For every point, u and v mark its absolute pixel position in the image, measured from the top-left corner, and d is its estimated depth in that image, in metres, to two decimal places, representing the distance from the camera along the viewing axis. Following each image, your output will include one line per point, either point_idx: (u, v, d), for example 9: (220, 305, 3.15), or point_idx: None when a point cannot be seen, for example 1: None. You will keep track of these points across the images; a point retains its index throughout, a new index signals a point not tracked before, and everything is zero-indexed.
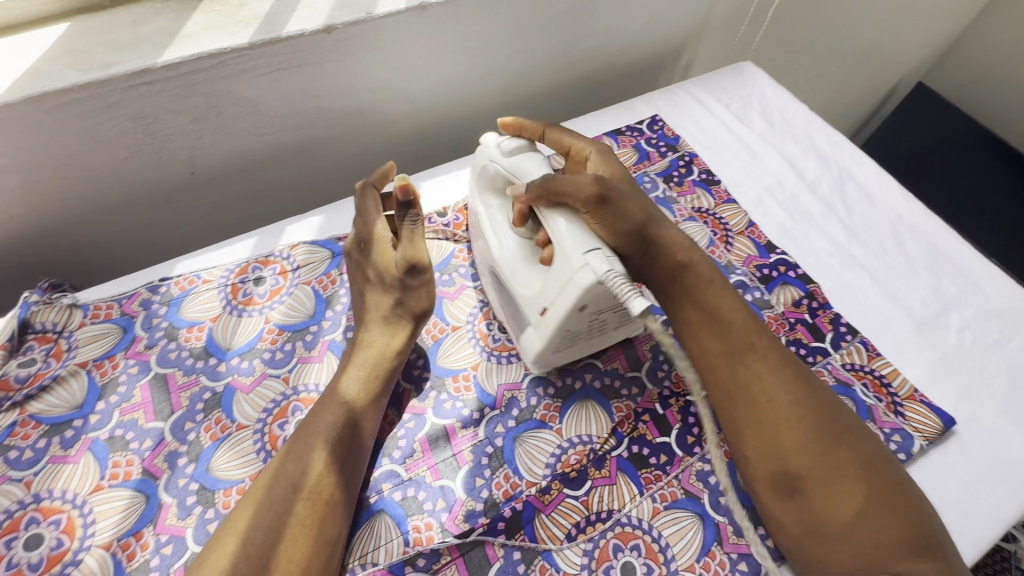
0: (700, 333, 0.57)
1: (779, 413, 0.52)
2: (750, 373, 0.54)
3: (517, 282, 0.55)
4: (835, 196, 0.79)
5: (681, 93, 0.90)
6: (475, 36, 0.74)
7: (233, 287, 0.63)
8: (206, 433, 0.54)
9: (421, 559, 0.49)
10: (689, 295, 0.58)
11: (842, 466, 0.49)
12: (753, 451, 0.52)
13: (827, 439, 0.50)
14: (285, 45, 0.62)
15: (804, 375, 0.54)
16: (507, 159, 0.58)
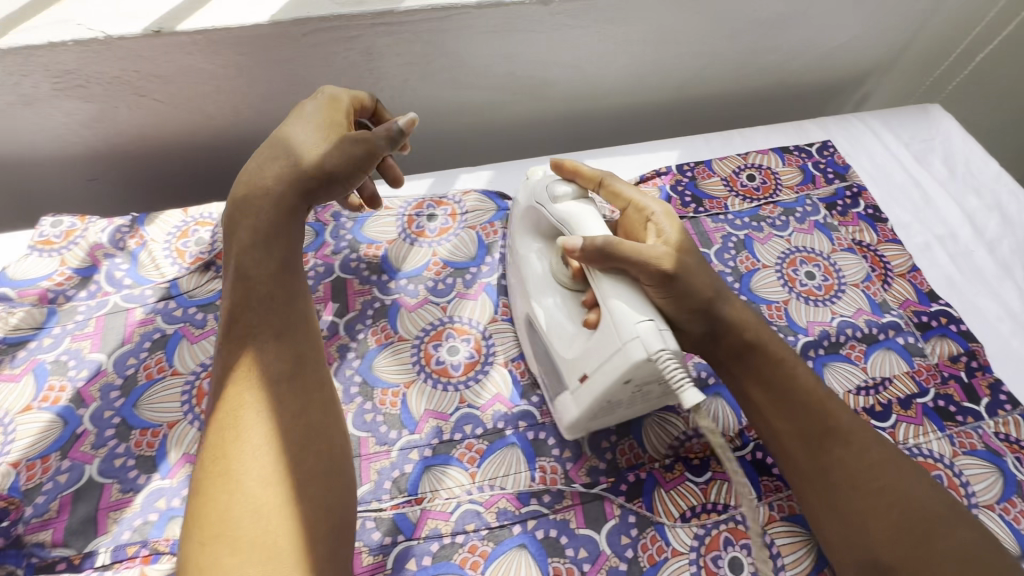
0: (770, 417, 0.52)
1: (854, 505, 0.48)
2: (825, 461, 0.49)
3: (560, 343, 0.53)
4: (1015, 260, 0.74)
5: (859, 123, 0.87)
6: (670, 30, 0.76)
7: (409, 218, 0.70)
8: (373, 336, 0.61)
9: (546, 496, 0.53)
10: (755, 376, 0.52)
11: (940, 557, 0.44)
12: (837, 539, 0.48)
13: (923, 527, 0.45)
14: (505, 10, 0.67)
15: (890, 457, 0.49)
16: (557, 206, 0.54)
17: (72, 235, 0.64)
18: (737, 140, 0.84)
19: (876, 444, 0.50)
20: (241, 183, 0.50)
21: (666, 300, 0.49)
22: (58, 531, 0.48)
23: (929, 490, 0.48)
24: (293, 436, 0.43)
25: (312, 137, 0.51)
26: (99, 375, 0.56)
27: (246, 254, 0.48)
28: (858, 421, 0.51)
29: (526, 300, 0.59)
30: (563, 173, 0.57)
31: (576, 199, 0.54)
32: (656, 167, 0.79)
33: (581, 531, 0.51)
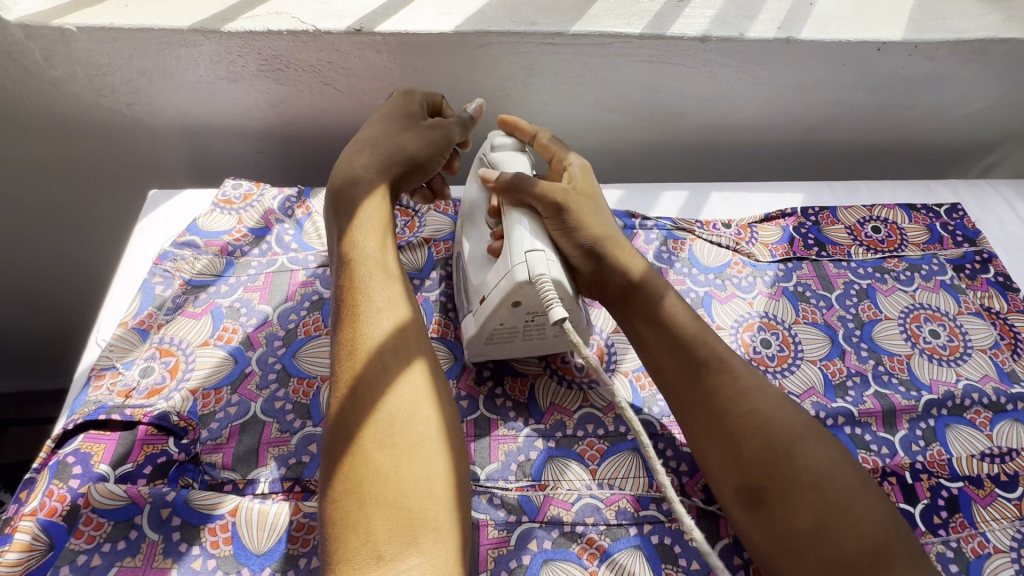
0: (654, 350, 0.54)
1: (720, 434, 0.49)
2: (695, 392, 0.51)
3: (473, 272, 0.59)
4: None
5: (991, 190, 0.86)
6: (812, 78, 0.78)
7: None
8: None
9: (664, 504, 0.55)
10: (642, 310, 0.55)
11: (797, 478, 0.46)
12: (716, 468, 0.50)
13: (796, 451, 0.47)
14: (663, 42, 0.72)
15: (765, 389, 0.51)
16: (491, 156, 0.62)
17: (250, 198, 0.72)
18: (863, 191, 0.84)
19: (747, 376, 0.51)
20: (349, 166, 0.58)
21: (560, 236, 0.55)
22: (227, 457, 0.54)
23: (796, 417, 0.49)
24: (403, 406, 0.44)
25: (392, 131, 0.60)
26: (265, 324, 0.63)
27: (358, 239, 0.52)
28: (729, 351, 0.53)
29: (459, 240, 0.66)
30: (505, 128, 0.65)
31: (512, 149, 0.63)
32: (780, 207, 0.81)
33: (694, 544, 0.53)
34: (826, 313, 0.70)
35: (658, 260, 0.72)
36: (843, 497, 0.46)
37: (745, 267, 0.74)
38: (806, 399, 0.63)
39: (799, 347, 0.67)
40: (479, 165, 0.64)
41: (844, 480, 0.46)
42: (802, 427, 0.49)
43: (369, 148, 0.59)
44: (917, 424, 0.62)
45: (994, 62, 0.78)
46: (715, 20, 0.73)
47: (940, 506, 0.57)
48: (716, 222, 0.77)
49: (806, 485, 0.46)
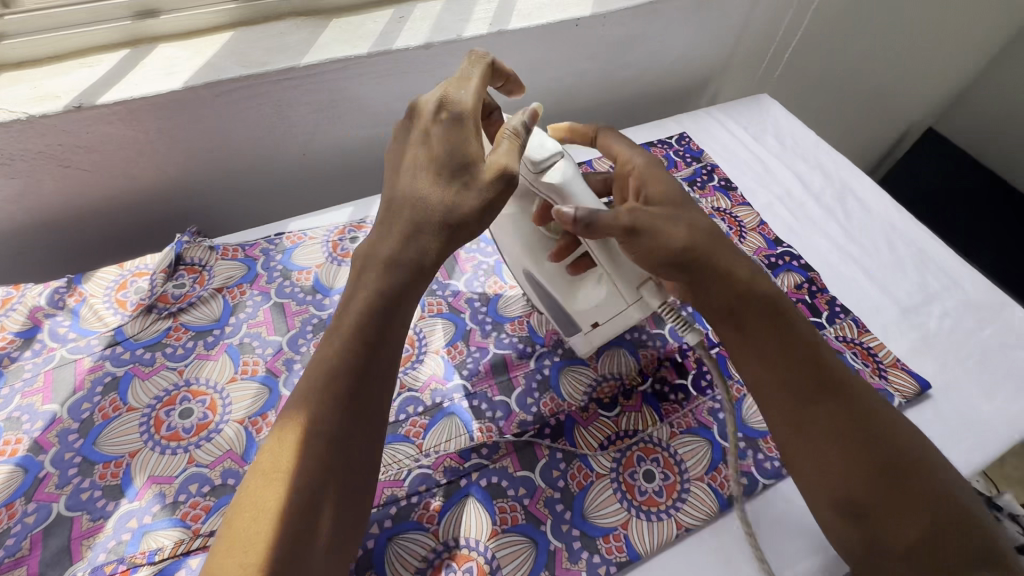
0: (746, 361, 0.57)
1: (780, 386, 0.55)
2: (772, 350, 0.56)
3: (563, 295, 0.63)
4: (836, 205, 0.92)
5: (707, 116, 1.06)
6: (536, 58, 0.92)
7: (334, 243, 0.79)
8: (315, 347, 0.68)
9: (484, 450, 0.61)
10: (732, 326, 0.58)
11: (910, 493, 0.50)
12: (812, 478, 0.54)
13: (862, 420, 0.54)
14: (393, 56, 0.79)
15: (871, 411, 0.54)
16: (544, 180, 0.54)
17: (10, 302, 0.68)
18: None
19: (862, 394, 0.55)
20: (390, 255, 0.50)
21: (669, 275, 0.56)
22: (33, 567, 0.51)
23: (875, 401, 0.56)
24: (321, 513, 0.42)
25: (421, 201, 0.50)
26: (55, 423, 0.60)
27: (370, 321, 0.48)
28: (813, 357, 0.56)
29: (518, 255, 0.67)
30: (558, 135, 0.72)
31: (557, 162, 0.55)
32: None
33: (518, 473, 0.60)
34: None
35: None
36: (899, 461, 0.51)
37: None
38: None
39: None
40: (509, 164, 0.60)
41: (898, 459, 0.52)
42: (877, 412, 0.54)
43: (397, 217, 0.50)
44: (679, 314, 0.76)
45: (670, 17, 0.97)
46: (434, 27, 0.83)
47: (705, 371, 0.70)
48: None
49: (928, 502, 0.49)
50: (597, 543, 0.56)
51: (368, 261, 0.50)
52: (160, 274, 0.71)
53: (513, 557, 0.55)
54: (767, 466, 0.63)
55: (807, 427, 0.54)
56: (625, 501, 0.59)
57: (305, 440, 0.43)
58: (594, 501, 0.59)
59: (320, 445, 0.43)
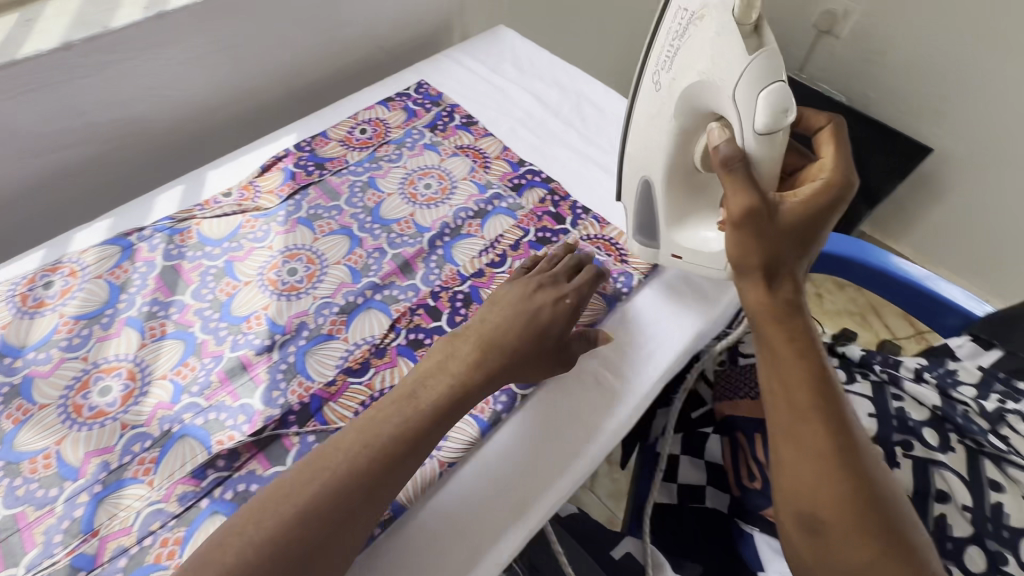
0: (796, 371, 0.52)
1: (809, 391, 0.52)
2: (809, 360, 0.52)
3: (674, 222, 0.69)
4: (574, 115, 0.95)
5: (444, 59, 1.05)
6: (225, 36, 0.84)
7: (22, 295, 0.68)
8: (8, 419, 0.59)
9: (222, 461, 0.56)
10: (774, 329, 0.53)
11: (864, 518, 0.49)
12: (787, 488, 0.52)
13: (836, 414, 0.51)
14: (24, 67, 0.68)
15: (842, 430, 0.51)
16: (763, 135, 0.52)
17: None
18: (346, 106, 0.95)
19: (833, 411, 0.52)
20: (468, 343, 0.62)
21: (749, 292, 0.54)
22: None
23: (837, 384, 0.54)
24: None
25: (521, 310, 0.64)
26: None
27: (367, 445, 0.52)
28: (812, 375, 0.52)
29: (670, 166, 0.65)
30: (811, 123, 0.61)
31: (771, 128, 0.52)
32: (276, 152, 0.86)
33: (268, 471, 0.56)
34: (339, 218, 0.79)
35: (168, 260, 0.72)
36: (847, 454, 0.50)
37: (257, 220, 0.77)
38: (338, 294, 0.70)
39: (323, 257, 0.74)
40: (726, 87, 0.55)
41: (862, 452, 0.51)
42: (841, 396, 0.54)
43: (501, 343, 0.61)
44: (429, 259, 0.75)
45: None
46: (73, 24, 0.72)
47: (459, 307, 0.70)
48: (216, 197, 0.79)
49: (874, 525, 0.49)
50: None
51: (417, 390, 0.57)
52: None
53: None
54: None
55: (804, 430, 0.51)
56: None
57: (312, 478, 0.49)
58: None
59: (359, 497, 0.50)
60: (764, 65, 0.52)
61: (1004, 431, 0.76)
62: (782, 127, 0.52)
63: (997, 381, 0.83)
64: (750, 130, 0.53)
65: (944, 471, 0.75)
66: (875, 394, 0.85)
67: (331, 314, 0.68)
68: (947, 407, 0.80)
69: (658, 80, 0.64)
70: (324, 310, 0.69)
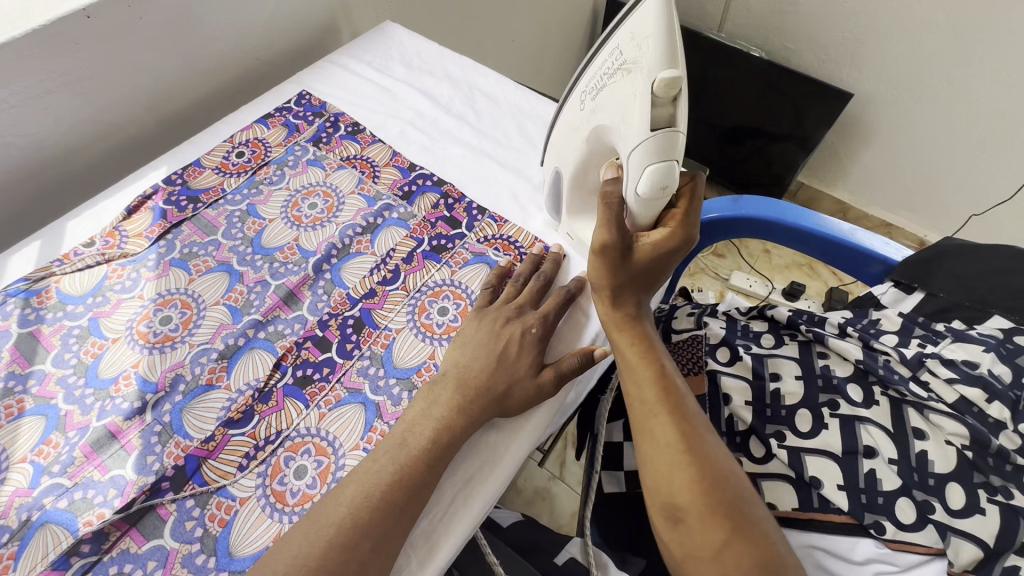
0: (644, 367, 0.59)
1: (655, 389, 0.58)
2: (652, 362, 0.59)
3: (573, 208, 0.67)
4: (465, 108, 0.91)
5: (326, 64, 0.99)
6: (67, 70, 0.76)
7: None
8: None
9: (86, 546, 0.51)
10: (619, 332, 0.60)
11: (712, 499, 0.52)
12: (649, 483, 0.55)
13: (680, 408, 0.57)
14: None
15: (686, 419, 0.56)
16: (640, 200, 0.53)
17: None
18: (221, 128, 0.88)
19: (675, 399, 0.57)
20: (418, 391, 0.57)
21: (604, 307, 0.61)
22: None
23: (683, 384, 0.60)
24: None
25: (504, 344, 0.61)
26: None
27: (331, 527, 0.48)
28: (655, 370, 0.58)
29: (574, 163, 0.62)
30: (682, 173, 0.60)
31: (648, 199, 0.52)
32: (143, 190, 0.79)
33: (145, 548, 0.52)
34: (216, 254, 0.73)
35: (24, 326, 0.66)
36: (693, 446, 0.54)
37: (124, 267, 0.71)
38: (217, 338, 0.65)
39: (200, 299, 0.69)
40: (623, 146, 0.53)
41: (711, 443, 0.55)
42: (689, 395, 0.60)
43: (485, 383, 0.58)
44: (316, 285, 0.70)
45: None
46: None
47: (349, 334, 0.66)
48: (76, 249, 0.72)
49: (724, 506, 0.52)
50: None
51: (408, 437, 0.55)
52: None
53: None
54: None
55: (654, 426, 0.56)
56: (275, 514, 0.54)
57: (319, 532, 0.48)
58: (240, 532, 0.53)
59: (366, 550, 0.48)
60: (650, 149, 0.50)
61: (925, 376, 0.76)
62: (662, 202, 0.52)
63: (916, 326, 0.83)
64: (633, 191, 0.53)
65: (869, 426, 0.75)
66: (802, 355, 0.85)
67: (209, 361, 0.63)
68: (869, 359, 0.79)
69: (585, 95, 0.57)
70: (202, 359, 0.63)
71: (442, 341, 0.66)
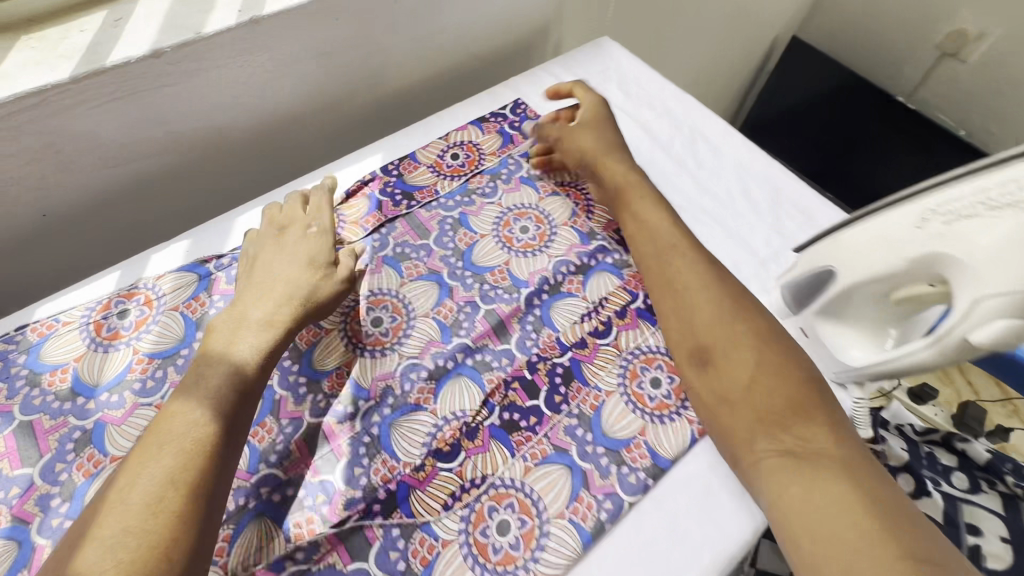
0: (732, 360, 0.54)
1: (744, 375, 0.53)
2: (734, 330, 0.56)
3: (826, 311, 0.61)
4: (687, 154, 0.85)
5: (543, 74, 0.94)
6: (321, 42, 0.75)
7: (96, 325, 0.63)
8: (79, 471, 0.54)
9: (300, 553, 0.51)
10: (685, 317, 0.59)
11: (842, 472, 0.44)
12: (777, 486, 0.46)
13: (769, 375, 0.52)
14: (111, 76, 0.61)
15: (796, 399, 0.50)
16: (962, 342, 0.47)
17: None
18: (436, 124, 0.86)
19: (772, 384, 0.52)
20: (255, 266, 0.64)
21: (668, 297, 0.61)
22: None
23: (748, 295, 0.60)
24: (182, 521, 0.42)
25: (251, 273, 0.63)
26: None
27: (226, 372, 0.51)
28: (737, 347, 0.55)
29: (861, 275, 0.55)
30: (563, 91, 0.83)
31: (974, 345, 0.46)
32: (361, 175, 0.79)
33: (350, 568, 0.51)
34: (428, 261, 0.71)
35: None
36: (799, 430, 0.49)
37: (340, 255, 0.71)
38: (426, 355, 0.63)
39: (411, 306, 0.67)
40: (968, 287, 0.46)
41: (788, 357, 0.54)
42: (784, 346, 0.55)
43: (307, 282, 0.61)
44: (526, 320, 0.67)
45: None
46: (164, 26, 0.64)
47: (558, 384, 0.63)
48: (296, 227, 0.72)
49: (866, 486, 0.44)
50: None
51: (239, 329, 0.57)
52: None
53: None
54: (630, 481, 0.57)
55: (740, 421, 0.52)
56: (476, 568, 0.52)
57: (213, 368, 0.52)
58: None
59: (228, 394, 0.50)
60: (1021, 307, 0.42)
61: None
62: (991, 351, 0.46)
63: None
64: (963, 334, 0.46)
65: None
66: (1010, 513, 0.76)
67: (419, 379, 0.62)
68: None
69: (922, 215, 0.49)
70: (412, 374, 0.62)
71: (654, 417, 0.61)
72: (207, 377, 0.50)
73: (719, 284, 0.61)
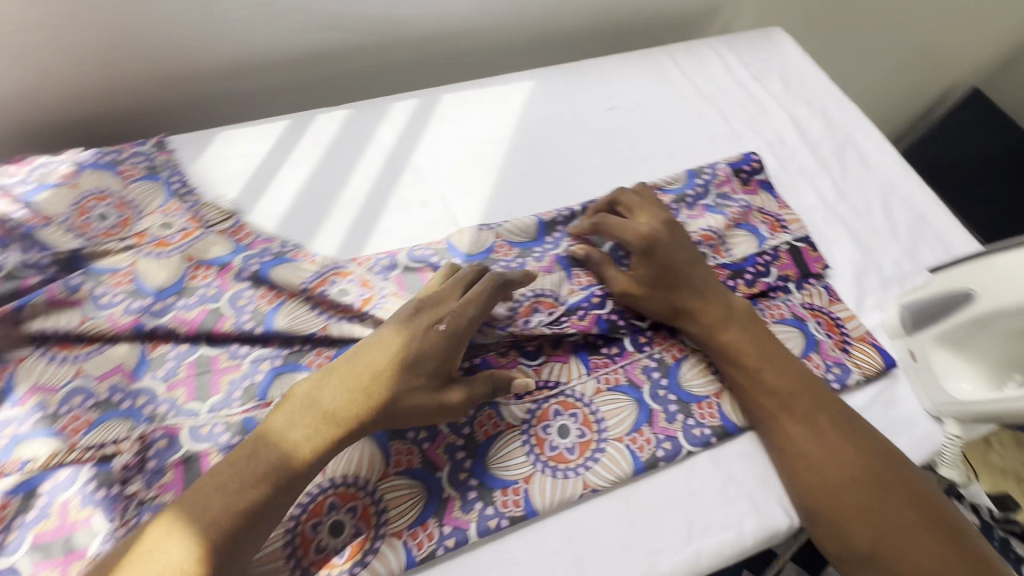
0: (850, 516, 0.51)
1: (869, 534, 0.50)
2: (850, 491, 0.52)
3: (947, 335, 0.59)
4: (834, 158, 0.82)
5: (706, 47, 0.94)
6: None
7: (322, 281, 0.60)
8: (261, 301, 0.60)
9: None
10: (801, 479, 0.54)
11: None
12: None
13: (904, 533, 0.50)
14: None
15: (918, 543, 0.49)
16: None
17: None
18: (590, 67, 0.88)
19: (897, 535, 0.50)
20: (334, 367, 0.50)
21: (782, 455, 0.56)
22: None
23: (864, 431, 0.56)
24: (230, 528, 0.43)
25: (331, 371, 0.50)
26: None
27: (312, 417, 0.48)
28: (858, 498, 0.51)
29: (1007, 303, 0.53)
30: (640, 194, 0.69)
31: None
32: (511, 94, 0.83)
33: None
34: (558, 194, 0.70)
35: (388, 167, 0.74)
36: None
37: (512, 249, 0.67)
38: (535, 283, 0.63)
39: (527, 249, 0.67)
40: None
41: (917, 505, 0.51)
42: (909, 488, 0.52)
43: (372, 410, 0.49)
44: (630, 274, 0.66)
45: None
46: None
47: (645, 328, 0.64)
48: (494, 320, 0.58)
49: None
50: (493, 495, 0.53)
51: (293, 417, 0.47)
52: (95, 198, 0.65)
53: (382, 554, 0.50)
54: (694, 433, 0.58)
55: None
56: (531, 455, 0.56)
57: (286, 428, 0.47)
58: (499, 451, 0.56)
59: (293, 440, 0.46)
60: None
61: None
62: None
63: None
64: None
65: None
66: None
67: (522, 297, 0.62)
68: None
69: None
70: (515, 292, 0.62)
71: None
72: (285, 439, 0.46)
73: (830, 430, 0.55)
